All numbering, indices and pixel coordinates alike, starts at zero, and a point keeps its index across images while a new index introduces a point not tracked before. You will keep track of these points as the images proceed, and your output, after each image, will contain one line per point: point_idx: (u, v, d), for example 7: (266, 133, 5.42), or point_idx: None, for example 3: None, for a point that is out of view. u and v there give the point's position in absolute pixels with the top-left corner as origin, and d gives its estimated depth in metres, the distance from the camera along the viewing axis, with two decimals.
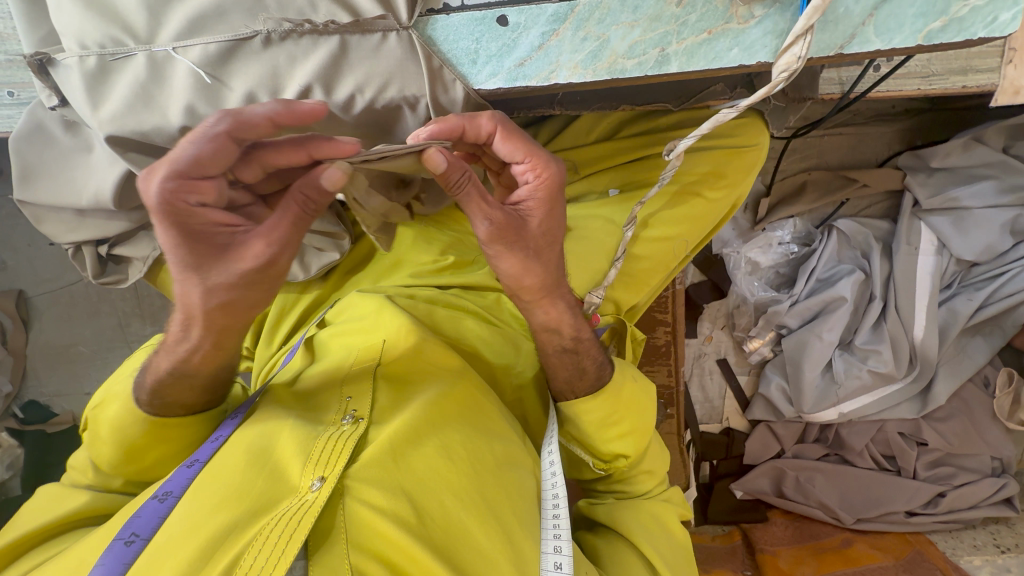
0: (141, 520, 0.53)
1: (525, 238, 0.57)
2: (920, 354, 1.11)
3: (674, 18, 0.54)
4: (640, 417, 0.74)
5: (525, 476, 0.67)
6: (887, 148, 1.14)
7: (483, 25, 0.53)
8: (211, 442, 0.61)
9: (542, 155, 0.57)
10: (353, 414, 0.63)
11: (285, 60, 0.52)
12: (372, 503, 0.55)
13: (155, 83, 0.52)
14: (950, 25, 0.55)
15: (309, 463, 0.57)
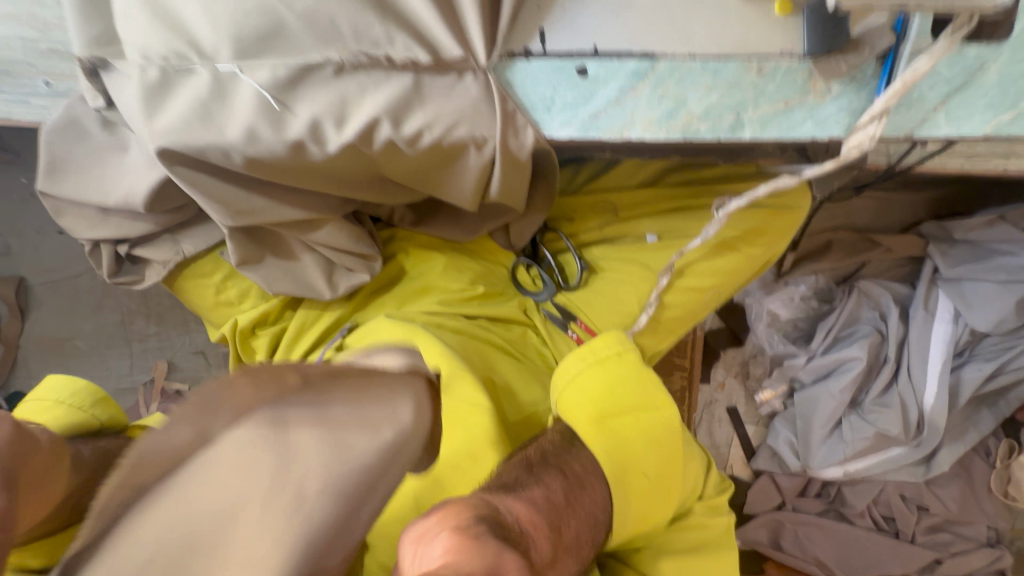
0: None
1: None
2: (929, 422, 1.08)
3: (752, 85, 0.53)
4: (663, 481, 0.66)
5: None
6: (911, 214, 1.18)
7: (562, 74, 0.52)
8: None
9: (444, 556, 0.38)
10: None
11: (355, 90, 0.50)
12: None
13: (217, 101, 0.50)
14: (1019, 118, 0.55)
15: None
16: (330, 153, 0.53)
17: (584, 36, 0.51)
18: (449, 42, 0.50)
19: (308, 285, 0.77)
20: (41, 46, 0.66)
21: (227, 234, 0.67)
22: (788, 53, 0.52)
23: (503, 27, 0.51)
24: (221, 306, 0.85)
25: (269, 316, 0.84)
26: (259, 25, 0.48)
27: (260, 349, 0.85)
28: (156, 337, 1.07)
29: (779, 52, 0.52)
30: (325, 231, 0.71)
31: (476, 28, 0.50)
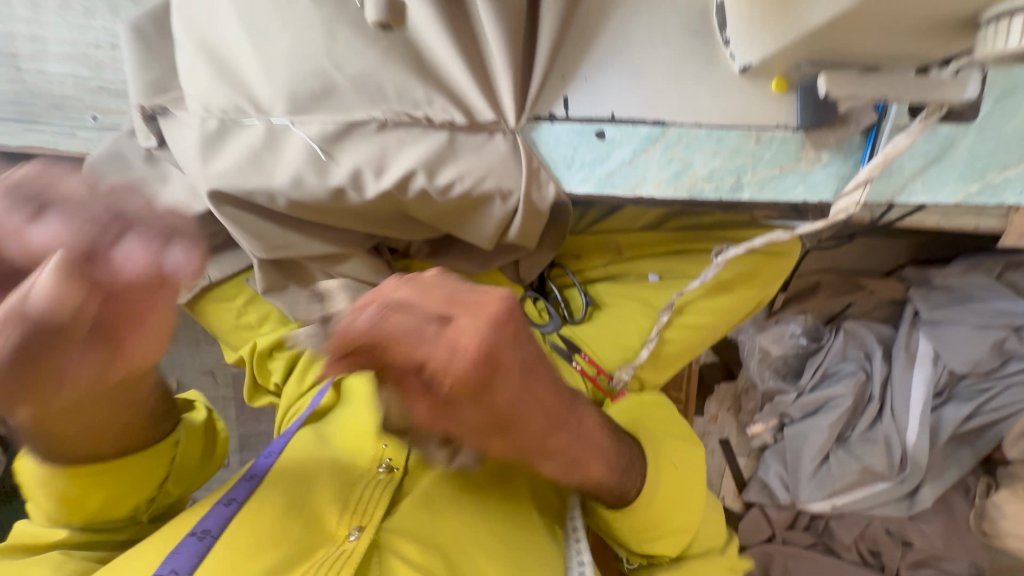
0: (181, 557, 0.55)
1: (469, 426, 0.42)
2: (912, 458, 1.14)
3: (751, 152, 0.60)
4: (678, 514, 0.73)
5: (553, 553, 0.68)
6: (894, 259, 1.27)
7: (582, 136, 0.58)
8: (246, 480, 0.65)
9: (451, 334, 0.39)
10: (388, 463, 0.67)
11: (394, 144, 0.55)
12: (410, 558, 0.59)
13: (268, 150, 0.55)
14: (985, 189, 0.62)
15: (346, 513, 0.61)
16: (367, 198, 0.58)
17: (603, 104, 0.57)
18: (482, 104, 0.55)
19: None
20: (93, 84, 0.71)
21: (256, 266, 0.71)
22: (783, 125, 0.58)
23: (531, 94, 0.57)
24: (240, 330, 0.87)
25: (283, 340, 0.87)
26: (312, 85, 0.53)
27: (275, 372, 0.87)
28: (168, 356, 1.10)
29: (775, 123, 0.58)
30: (346, 264, 0.74)
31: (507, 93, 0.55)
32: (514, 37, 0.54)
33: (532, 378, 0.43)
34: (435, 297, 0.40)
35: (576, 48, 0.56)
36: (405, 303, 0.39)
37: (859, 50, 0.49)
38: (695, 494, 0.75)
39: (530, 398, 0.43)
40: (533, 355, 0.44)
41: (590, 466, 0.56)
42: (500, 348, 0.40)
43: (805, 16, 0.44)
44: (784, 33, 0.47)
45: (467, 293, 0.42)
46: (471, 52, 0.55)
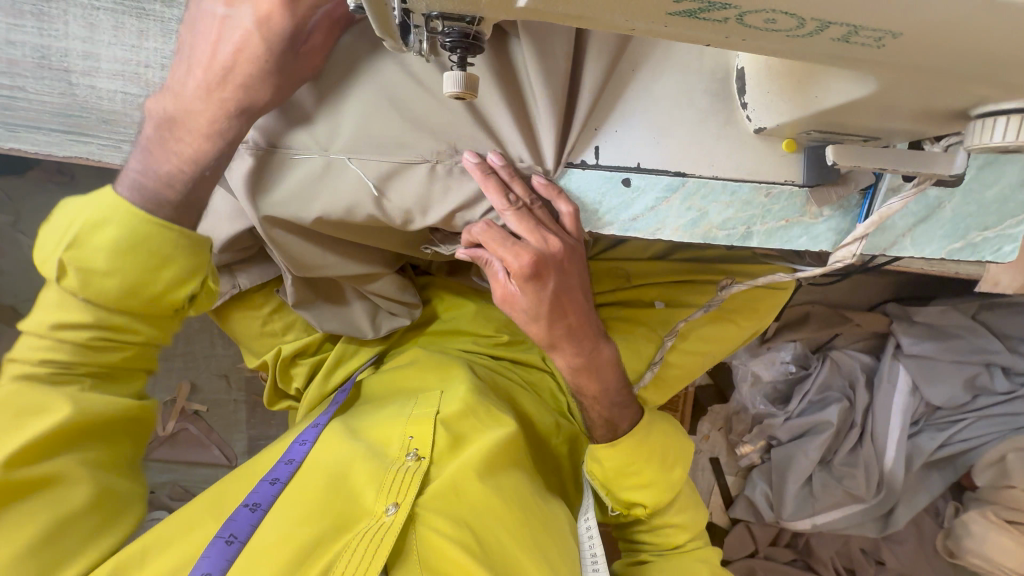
0: (236, 524, 0.63)
1: (514, 304, 0.69)
2: (888, 481, 1.22)
3: (762, 205, 0.65)
4: (660, 471, 0.80)
5: (564, 529, 0.76)
6: (878, 294, 1.34)
7: (610, 183, 0.63)
8: (285, 464, 0.71)
9: (523, 250, 0.63)
10: (416, 451, 0.73)
11: (441, 188, 0.60)
12: (441, 530, 0.66)
13: (324, 184, 0.59)
14: (966, 248, 0.69)
15: (381, 492, 0.68)
16: (411, 229, 0.64)
17: (629, 155, 0.62)
18: (521, 145, 0.60)
19: (353, 327, 0.85)
20: (142, 101, 0.74)
21: (288, 280, 0.73)
22: (790, 182, 0.65)
23: (568, 141, 0.62)
24: (264, 337, 0.91)
25: (309, 347, 0.92)
26: (372, 129, 0.57)
27: (297, 377, 0.91)
28: (182, 357, 1.11)
29: (784, 180, 0.65)
30: (382, 279, 0.80)
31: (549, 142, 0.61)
32: (558, 90, 0.59)
33: (565, 292, 0.69)
34: (524, 227, 0.62)
35: (607, 102, 0.61)
36: (517, 216, 0.61)
37: (863, 124, 0.56)
38: (679, 463, 0.82)
39: (559, 302, 0.69)
40: (568, 280, 0.68)
41: (585, 381, 0.76)
42: (547, 267, 0.65)
43: (823, 99, 0.50)
44: (798, 109, 0.54)
45: (544, 230, 0.64)
46: (514, 97, 0.59)
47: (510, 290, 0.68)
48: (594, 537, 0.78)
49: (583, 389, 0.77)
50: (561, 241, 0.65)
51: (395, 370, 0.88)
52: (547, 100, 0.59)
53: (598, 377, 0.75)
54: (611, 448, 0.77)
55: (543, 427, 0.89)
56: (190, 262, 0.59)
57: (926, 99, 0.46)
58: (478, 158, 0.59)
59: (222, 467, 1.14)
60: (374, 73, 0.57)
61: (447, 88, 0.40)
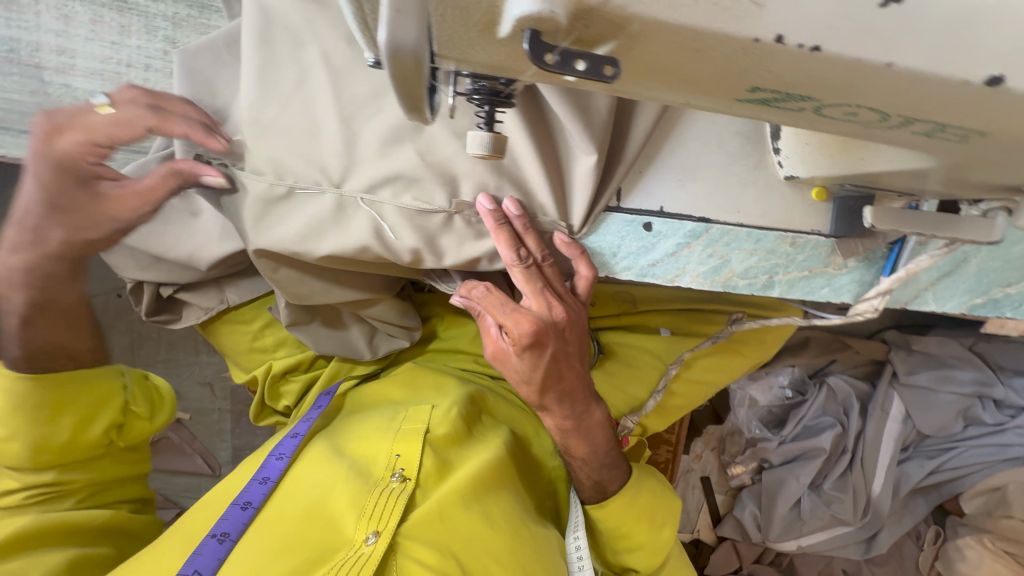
0: (202, 559, 0.58)
1: (507, 365, 0.65)
2: (874, 506, 1.22)
3: (785, 254, 0.62)
4: (649, 532, 0.77)
5: (559, 556, 0.70)
6: (877, 322, 1.35)
7: (631, 227, 0.59)
8: (259, 484, 0.67)
9: (525, 315, 0.61)
10: (401, 472, 0.67)
11: (456, 240, 0.57)
12: (425, 561, 0.60)
13: (334, 222, 0.55)
14: (988, 303, 0.68)
15: (363, 518, 0.62)
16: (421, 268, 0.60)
17: (653, 198, 0.58)
18: (552, 204, 0.56)
19: (350, 348, 0.81)
20: None
21: (281, 301, 0.70)
22: (817, 231, 0.62)
23: (604, 188, 0.57)
24: (253, 353, 0.86)
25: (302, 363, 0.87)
26: (387, 172, 0.53)
27: (288, 394, 0.87)
28: (163, 364, 1.06)
29: (810, 230, 0.61)
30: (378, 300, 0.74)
31: (581, 192, 0.56)
32: (606, 141, 0.53)
33: (563, 359, 0.65)
34: (527, 288, 0.60)
35: (651, 144, 0.57)
36: (523, 274, 0.58)
37: (896, 183, 0.52)
38: (668, 523, 0.79)
39: (555, 369, 0.65)
40: (567, 347, 0.65)
41: (579, 446, 0.72)
42: (546, 334, 0.62)
43: (868, 162, 0.47)
44: (836, 166, 0.51)
45: (548, 294, 0.61)
46: (538, 132, 0.54)
47: (505, 349, 0.64)
48: (584, 560, 0.73)
49: (574, 452, 0.72)
50: (565, 308, 0.63)
51: (385, 381, 0.84)
52: (599, 155, 0.53)
53: (589, 443, 0.71)
54: (602, 510, 0.74)
55: (533, 442, 0.85)
56: (97, 392, 0.72)
57: (968, 174, 0.44)
58: (493, 204, 0.54)
59: (204, 477, 1.10)
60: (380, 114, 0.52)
61: (472, 149, 0.36)
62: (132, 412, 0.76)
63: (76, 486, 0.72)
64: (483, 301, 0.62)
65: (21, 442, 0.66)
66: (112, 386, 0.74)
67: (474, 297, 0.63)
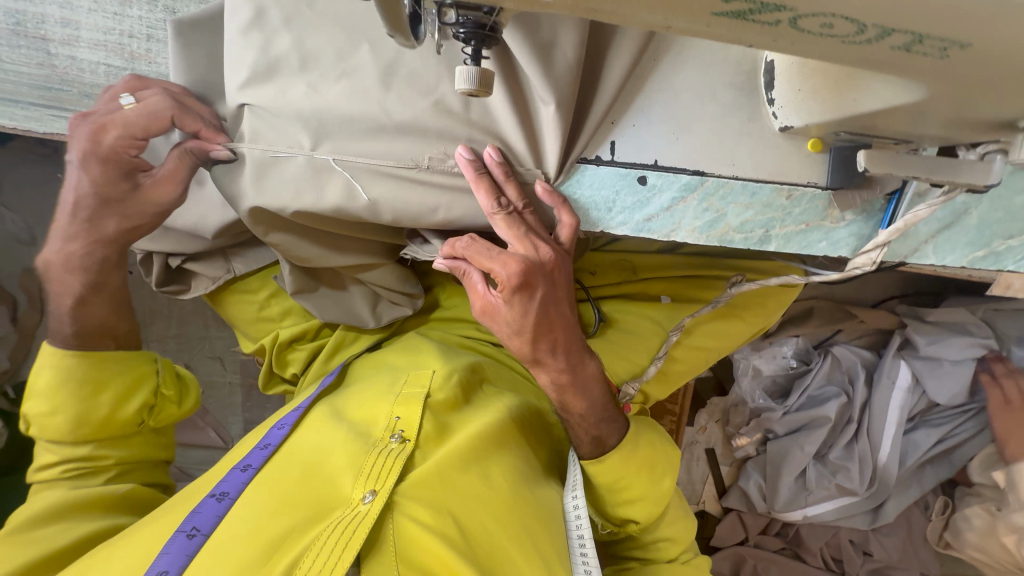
0: (201, 516, 0.60)
1: (497, 320, 0.67)
2: (881, 475, 1.22)
3: (782, 207, 0.62)
4: (649, 485, 0.78)
5: (556, 513, 0.72)
6: (883, 292, 1.34)
7: (625, 181, 0.59)
8: (260, 449, 0.69)
9: (512, 259, 0.61)
10: (400, 433, 0.69)
11: (440, 194, 0.58)
12: (422, 521, 0.61)
13: (313, 184, 0.56)
14: (989, 256, 0.67)
15: (360, 478, 0.63)
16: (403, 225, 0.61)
17: (646, 151, 0.59)
18: (526, 157, 0.57)
19: (353, 315, 0.82)
20: (126, 74, 0.69)
21: (285, 267, 0.72)
22: (813, 183, 0.61)
23: (576, 141, 0.58)
24: (260, 322, 0.88)
25: (308, 331, 0.89)
26: (374, 131, 0.55)
27: (296, 362, 0.88)
28: (175, 338, 1.08)
29: (806, 181, 0.61)
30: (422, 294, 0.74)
31: (552, 144, 0.56)
32: (568, 90, 0.54)
33: (553, 304, 0.66)
34: (508, 236, 0.59)
35: (624, 98, 0.57)
36: (504, 222, 0.58)
37: (893, 128, 0.53)
38: (669, 474, 0.80)
39: (545, 316, 0.66)
40: (556, 291, 0.66)
41: (573, 401, 0.73)
42: (532, 283, 0.62)
43: (862, 101, 0.47)
44: (831, 109, 0.51)
45: (533, 237, 0.61)
46: (510, 85, 0.54)
47: (493, 303, 0.65)
48: (583, 518, 0.73)
49: (569, 408, 0.74)
50: (551, 249, 0.63)
51: (385, 351, 0.85)
52: (556, 104, 0.54)
53: (584, 393, 0.72)
54: (601, 463, 0.75)
55: (537, 408, 0.85)
56: (136, 369, 0.75)
57: (957, 105, 0.44)
58: (472, 155, 0.55)
59: (218, 450, 1.13)
60: (376, 71, 0.53)
61: (459, 85, 0.38)
62: (163, 393, 0.78)
63: (108, 465, 0.74)
64: (468, 252, 0.62)
65: (66, 415, 0.70)
66: (144, 368, 0.76)
67: (459, 251, 0.63)
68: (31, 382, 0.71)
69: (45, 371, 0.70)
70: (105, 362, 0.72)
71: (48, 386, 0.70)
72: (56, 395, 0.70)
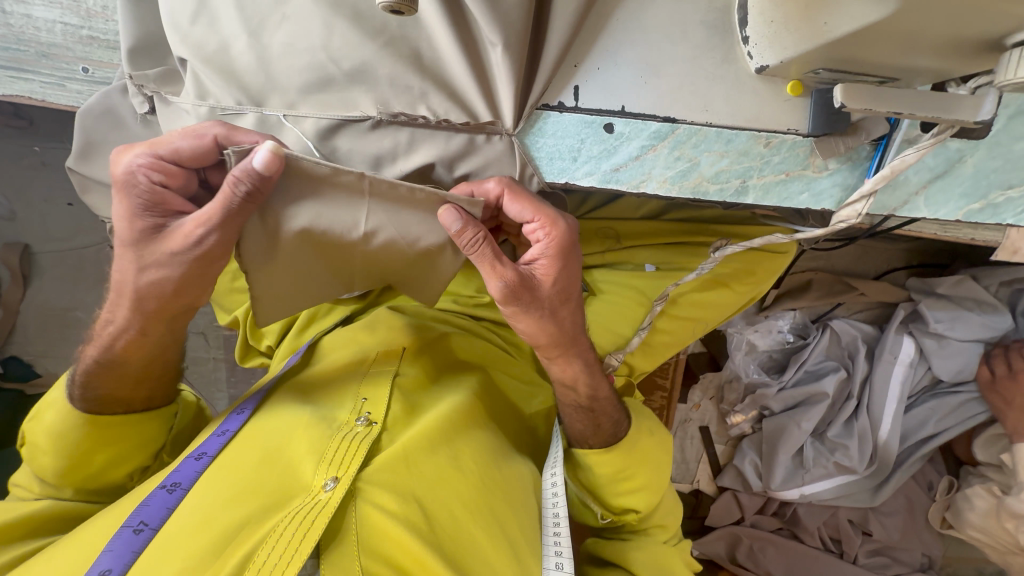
0: (150, 509, 0.58)
1: (538, 302, 0.58)
2: (881, 454, 1.17)
3: (760, 156, 0.59)
4: (650, 474, 0.76)
5: (529, 495, 0.70)
6: (886, 264, 1.29)
7: (591, 128, 0.57)
8: (217, 436, 0.66)
9: (552, 215, 0.57)
10: (367, 416, 0.67)
11: (392, 144, 0.55)
12: (386, 507, 0.59)
13: None
14: (986, 209, 0.62)
15: (322, 464, 0.61)
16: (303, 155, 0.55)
17: (613, 96, 0.56)
18: (481, 105, 0.54)
19: None
20: (83, 33, 0.68)
21: None
22: (794, 131, 0.57)
23: (532, 87, 0.55)
24: (235, 292, 0.87)
25: None
26: (319, 77, 0.52)
27: (271, 334, 0.86)
28: None
29: (786, 128, 0.57)
30: (286, 266, 0.58)
31: (508, 92, 0.53)
32: (516, 31, 0.51)
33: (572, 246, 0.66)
34: (531, 210, 0.56)
35: (585, 40, 0.54)
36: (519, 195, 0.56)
37: (881, 60, 0.48)
38: (665, 463, 0.79)
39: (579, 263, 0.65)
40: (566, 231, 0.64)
41: (600, 384, 0.71)
42: (573, 246, 0.59)
43: (833, 25, 0.44)
44: (806, 39, 0.47)
45: (545, 208, 0.57)
46: (460, 27, 0.52)
47: (562, 282, 0.60)
48: (560, 493, 0.71)
49: (598, 394, 0.71)
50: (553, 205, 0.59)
51: (352, 327, 0.80)
52: (503, 45, 0.51)
53: (596, 378, 0.70)
54: (608, 453, 0.72)
55: (508, 385, 0.82)
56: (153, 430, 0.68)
57: (935, 15, 0.40)
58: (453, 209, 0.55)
59: None
60: (316, 11, 0.50)
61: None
62: (162, 455, 0.71)
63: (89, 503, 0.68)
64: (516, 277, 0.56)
65: (54, 457, 0.64)
66: (152, 438, 0.69)
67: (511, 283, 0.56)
68: (41, 411, 0.66)
69: (53, 407, 0.65)
70: (108, 428, 0.65)
71: (48, 428, 0.64)
72: (57, 439, 0.64)
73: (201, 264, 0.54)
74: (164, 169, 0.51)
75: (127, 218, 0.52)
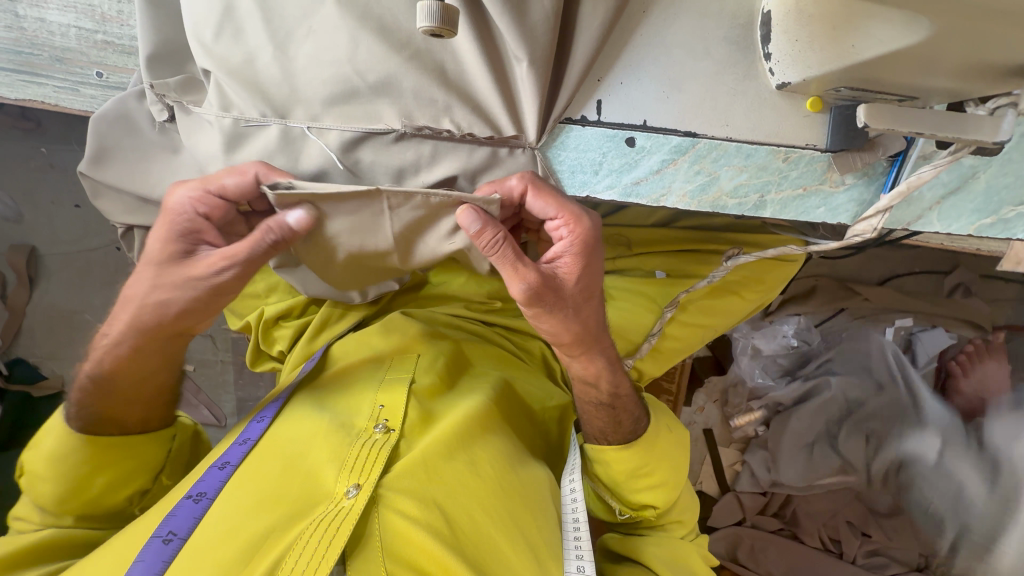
0: (178, 519, 0.58)
1: (562, 300, 0.58)
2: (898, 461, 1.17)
3: (778, 170, 0.59)
4: (669, 471, 0.76)
5: (548, 499, 0.71)
6: (889, 270, 1.31)
7: (613, 142, 0.57)
8: (239, 445, 0.67)
9: (577, 212, 0.57)
10: (385, 423, 0.67)
11: (415, 156, 0.55)
12: (407, 512, 0.60)
13: (285, 151, 0.54)
14: (997, 223, 0.63)
15: (343, 471, 0.62)
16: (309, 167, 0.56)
17: (635, 110, 0.56)
18: (506, 119, 0.54)
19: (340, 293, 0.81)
20: (97, 38, 0.67)
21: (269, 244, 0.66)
22: (812, 146, 0.58)
23: (556, 101, 0.55)
24: (247, 298, 0.87)
25: (293, 309, 0.86)
26: (342, 89, 0.52)
27: (282, 339, 0.85)
28: None
29: (805, 143, 0.58)
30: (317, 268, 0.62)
31: (532, 106, 0.54)
32: (542, 47, 0.52)
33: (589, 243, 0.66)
34: (555, 206, 0.56)
35: (609, 54, 0.55)
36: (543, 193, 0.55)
37: (901, 81, 0.49)
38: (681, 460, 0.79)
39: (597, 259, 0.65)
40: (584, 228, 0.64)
41: (620, 382, 0.72)
42: (597, 243, 0.59)
43: (859, 48, 0.46)
44: (830, 59, 0.48)
45: (568, 207, 0.57)
46: (486, 42, 0.52)
47: (583, 280, 0.60)
48: (578, 500, 0.73)
49: (618, 391, 0.72)
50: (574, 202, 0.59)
51: (364, 332, 0.80)
52: (529, 61, 0.52)
53: (616, 375, 0.71)
54: (625, 451, 0.73)
55: (524, 390, 0.82)
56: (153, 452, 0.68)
57: (958, 37, 0.42)
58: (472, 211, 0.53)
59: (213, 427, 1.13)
60: (341, 24, 0.50)
61: (421, 21, 0.38)
62: (162, 478, 0.71)
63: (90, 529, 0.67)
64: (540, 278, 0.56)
65: (55, 484, 0.63)
66: (153, 459, 0.69)
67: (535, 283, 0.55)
68: (37, 439, 0.66)
69: (51, 433, 0.64)
70: (109, 450, 0.64)
71: (48, 454, 0.64)
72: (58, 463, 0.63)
73: (215, 295, 0.56)
74: (210, 202, 0.55)
75: (163, 241, 0.55)
